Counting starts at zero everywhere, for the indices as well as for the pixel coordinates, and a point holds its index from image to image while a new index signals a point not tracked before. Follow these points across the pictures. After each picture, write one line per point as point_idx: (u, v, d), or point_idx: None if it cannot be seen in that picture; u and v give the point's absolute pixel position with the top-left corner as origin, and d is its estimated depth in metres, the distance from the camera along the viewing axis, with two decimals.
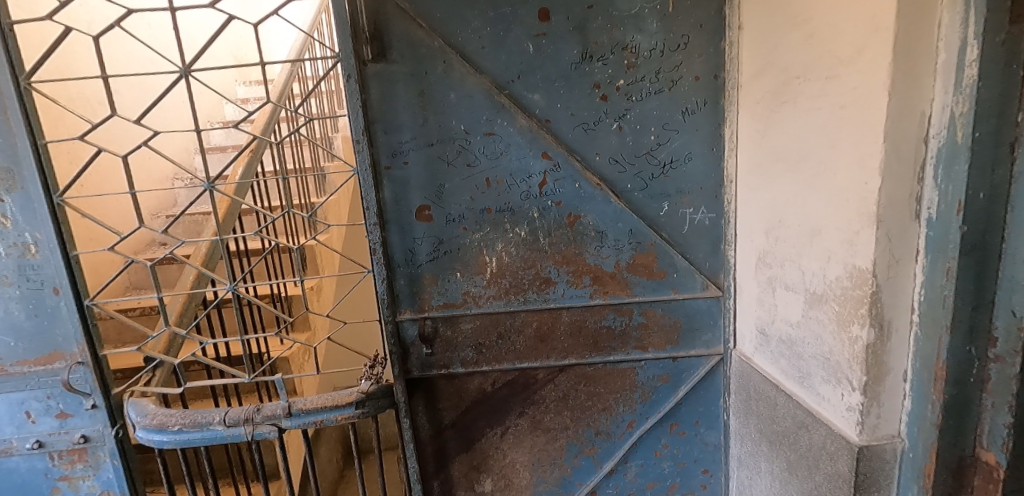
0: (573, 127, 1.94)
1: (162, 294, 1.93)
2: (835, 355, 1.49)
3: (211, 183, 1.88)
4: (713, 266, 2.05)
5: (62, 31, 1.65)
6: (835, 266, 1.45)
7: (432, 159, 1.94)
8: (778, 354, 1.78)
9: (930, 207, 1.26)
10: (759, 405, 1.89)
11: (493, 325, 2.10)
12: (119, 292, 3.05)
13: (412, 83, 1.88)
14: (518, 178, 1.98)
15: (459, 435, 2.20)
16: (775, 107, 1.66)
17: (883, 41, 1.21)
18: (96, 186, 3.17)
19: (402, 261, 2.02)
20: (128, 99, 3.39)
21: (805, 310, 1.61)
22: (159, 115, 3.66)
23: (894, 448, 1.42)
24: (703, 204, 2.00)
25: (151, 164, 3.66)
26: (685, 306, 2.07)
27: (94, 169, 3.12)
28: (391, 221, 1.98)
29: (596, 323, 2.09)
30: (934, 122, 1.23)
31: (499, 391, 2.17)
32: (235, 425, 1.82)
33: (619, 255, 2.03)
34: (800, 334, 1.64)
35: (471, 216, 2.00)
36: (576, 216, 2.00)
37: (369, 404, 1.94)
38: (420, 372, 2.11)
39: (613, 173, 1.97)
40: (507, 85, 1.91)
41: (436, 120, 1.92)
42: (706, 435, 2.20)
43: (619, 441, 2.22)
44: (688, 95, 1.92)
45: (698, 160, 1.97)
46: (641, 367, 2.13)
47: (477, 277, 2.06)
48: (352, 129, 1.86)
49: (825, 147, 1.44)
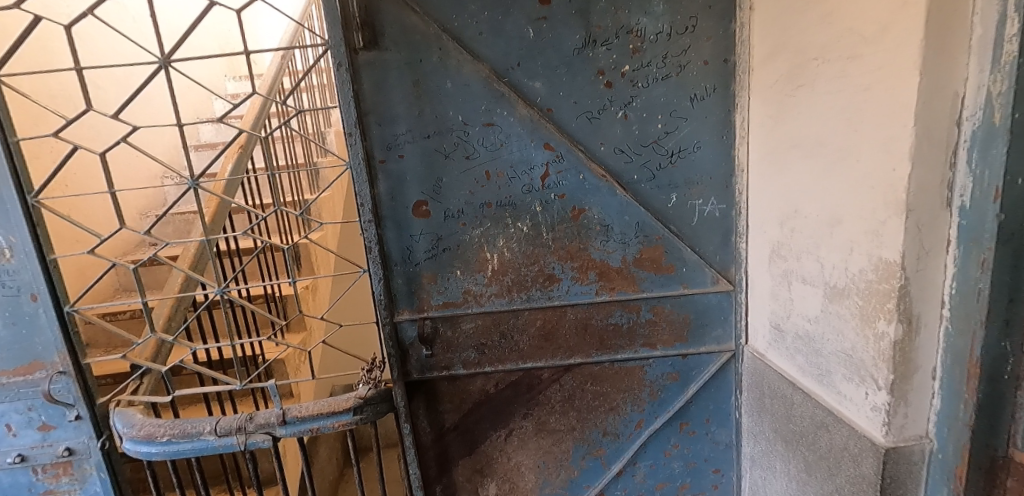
0: (575, 115, 1.85)
1: (145, 298, 1.80)
2: (859, 353, 1.41)
3: (194, 180, 1.66)
4: (723, 259, 1.96)
5: (31, 19, 1.54)
6: (858, 258, 1.37)
7: (429, 151, 1.85)
8: (794, 350, 1.70)
9: (963, 194, 1.18)
10: (773, 404, 1.82)
11: (495, 325, 2.01)
12: (110, 295, 2.95)
13: (406, 71, 1.78)
14: (519, 170, 1.88)
15: (461, 438, 2.13)
16: (790, 91, 1.58)
17: (911, 17, 1.12)
18: (82, 185, 3.05)
19: (399, 259, 1.94)
20: (113, 95, 3.28)
21: (824, 305, 1.53)
22: (146, 112, 3.53)
23: (921, 449, 1.35)
24: (712, 195, 1.92)
25: (140, 163, 3.54)
26: (695, 301, 1.99)
27: (80, 168, 3.02)
28: (387, 218, 1.90)
29: (602, 320, 2.01)
30: (967, 103, 1.15)
31: (502, 392, 2.09)
32: (227, 435, 1.73)
33: (626, 249, 1.95)
34: (819, 331, 1.56)
35: (470, 211, 1.91)
36: (580, 209, 1.91)
37: (367, 410, 1.83)
38: (420, 375, 2.03)
39: (618, 164, 1.88)
40: (506, 72, 1.82)
41: (432, 111, 1.82)
42: (717, 434, 2.13)
43: (627, 442, 2.14)
44: (697, 80, 1.83)
45: (707, 149, 1.88)
46: (650, 365, 2.06)
47: (478, 275, 1.98)
48: (344, 121, 1.76)
49: (846, 132, 1.36)
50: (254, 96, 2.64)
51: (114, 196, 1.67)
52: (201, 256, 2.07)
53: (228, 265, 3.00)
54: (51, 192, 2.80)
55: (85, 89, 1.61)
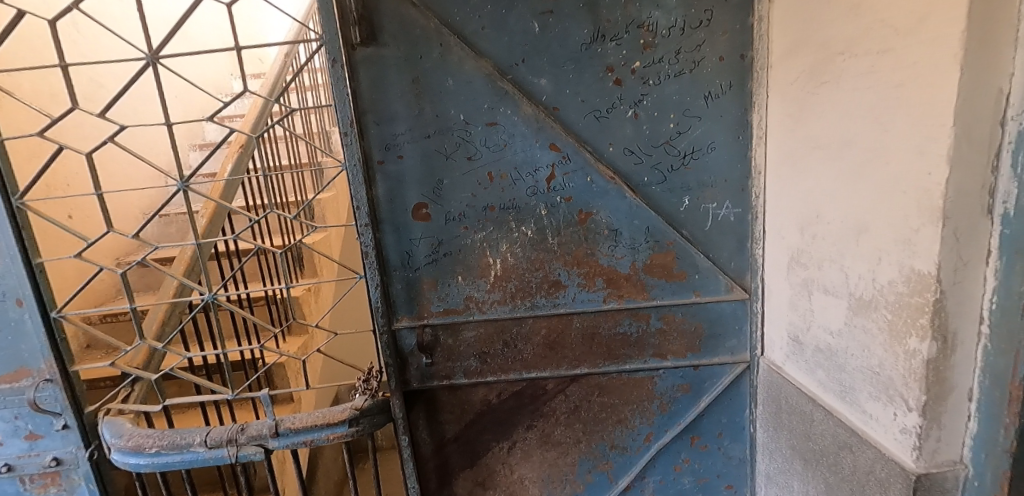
0: (583, 114, 1.76)
1: (133, 304, 1.73)
2: (887, 370, 1.31)
3: (183, 182, 1.58)
4: (738, 266, 1.86)
5: (15, 14, 1.48)
6: (886, 268, 1.27)
7: (429, 152, 1.77)
8: (814, 364, 1.60)
9: (1006, 200, 1.08)
10: (791, 420, 1.71)
11: (498, 333, 1.93)
12: (112, 296, 2.89)
13: (405, 68, 1.71)
14: (523, 171, 1.80)
15: (462, 450, 2.05)
16: (813, 88, 1.48)
17: (952, 6, 1.02)
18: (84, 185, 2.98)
19: (398, 264, 1.86)
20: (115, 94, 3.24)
21: (848, 318, 1.43)
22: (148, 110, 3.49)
23: (956, 475, 1.24)
24: (727, 199, 1.82)
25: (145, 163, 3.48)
26: (708, 310, 1.89)
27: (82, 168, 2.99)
28: (385, 221, 1.82)
29: (610, 329, 1.92)
30: (1013, 101, 1.05)
31: (505, 403, 2.01)
32: (217, 447, 1.66)
33: (635, 255, 1.86)
34: (842, 345, 1.46)
35: (472, 214, 1.83)
36: (587, 213, 1.83)
37: (364, 422, 1.76)
38: (419, 384, 1.96)
39: (628, 165, 1.79)
40: (510, 69, 1.73)
41: (432, 109, 1.74)
42: (731, 448, 2.03)
43: (636, 456, 2.05)
44: (712, 77, 1.73)
45: (722, 149, 1.78)
46: (659, 376, 1.96)
47: (480, 281, 1.89)
48: (339, 120, 1.68)
49: (876, 131, 1.25)
50: (254, 95, 2.57)
51: (101, 198, 1.61)
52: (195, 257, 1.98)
53: (227, 266, 2.93)
54: (52, 192, 2.75)
55: (71, 86, 1.54)
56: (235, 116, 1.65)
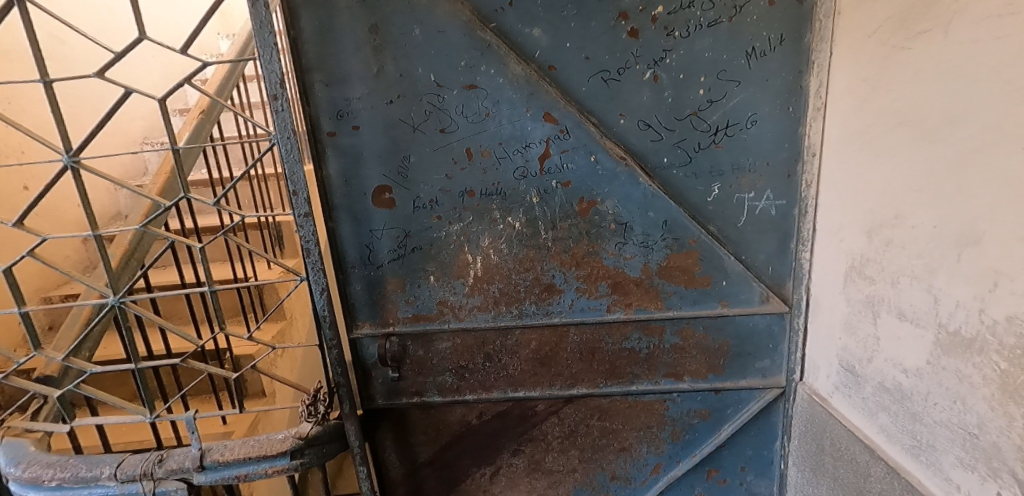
0: (587, 76, 1.37)
1: (22, 308, 1.40)
2: (990, 435, 0.95)
3: (70, 156, 1.26)
4: (777, 272, 1.49)
5: None
6: (1003, 298, 0.89)
7: (392, 122, 1.40)
8: (877, 406, 1.24)
9: None
10: (837, 467, 1.37)
11: (478, 345, 1.60)
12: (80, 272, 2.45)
13: (359, 13, 1.32)
14: (511, 148, 1.42)
15: (436, 475, 1.74)
16: (902, 42, 1.07)
17: None
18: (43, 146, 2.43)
19: (358, 260, 1.52)
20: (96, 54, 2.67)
21: (933, 357, 1.06)
22: (139, 65, 2.92)
23: None
24: (768, 187, 1.42)
25: (128, 124, 2.94)
26: (735, 324, 1.54)
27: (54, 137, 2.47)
28: (340, 208, 1.47)
29: (614, 344, 1.58)
30: None
31: (487, 424, 1.69)
32: (130, 482, 1.38)
33: (648, 255, 1.50)
34: (922, 389, 1.10)
35: (446, 201, 1.47)
36: (590, 201, 1.46)
37: (310, 453, 1.45)
38: (385, 401, 1.65)
39: (643, 143, 1.41)
40: (494, 15, 1.34)
41: (395, 67, 1.36)
42: (755, 484, 1.70)
43: (641, 489, 1.73)
44: (757, 28, 1.30)
45: (766, 124, 1.37)
46: (673, 400, 1.62)
47: (456, 282, 1.55)
48: (264, 77, 1.25)
49: (1006, 103, 0.86)
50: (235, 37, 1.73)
51: None
52: (128, 265, 1.55)
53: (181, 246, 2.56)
54: (5, 160, 2.20)
55: None
56: (183, 79, 1.22)
